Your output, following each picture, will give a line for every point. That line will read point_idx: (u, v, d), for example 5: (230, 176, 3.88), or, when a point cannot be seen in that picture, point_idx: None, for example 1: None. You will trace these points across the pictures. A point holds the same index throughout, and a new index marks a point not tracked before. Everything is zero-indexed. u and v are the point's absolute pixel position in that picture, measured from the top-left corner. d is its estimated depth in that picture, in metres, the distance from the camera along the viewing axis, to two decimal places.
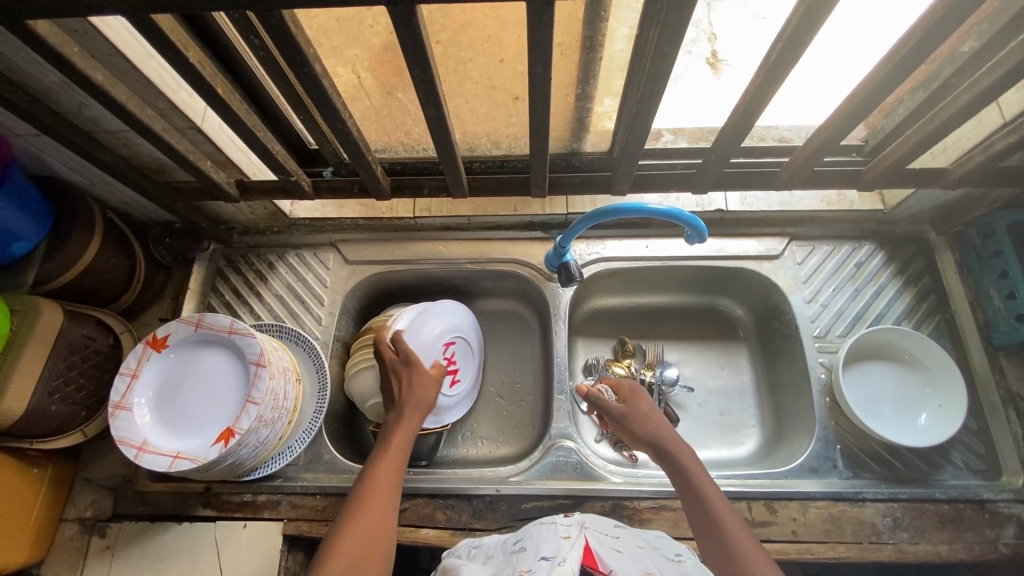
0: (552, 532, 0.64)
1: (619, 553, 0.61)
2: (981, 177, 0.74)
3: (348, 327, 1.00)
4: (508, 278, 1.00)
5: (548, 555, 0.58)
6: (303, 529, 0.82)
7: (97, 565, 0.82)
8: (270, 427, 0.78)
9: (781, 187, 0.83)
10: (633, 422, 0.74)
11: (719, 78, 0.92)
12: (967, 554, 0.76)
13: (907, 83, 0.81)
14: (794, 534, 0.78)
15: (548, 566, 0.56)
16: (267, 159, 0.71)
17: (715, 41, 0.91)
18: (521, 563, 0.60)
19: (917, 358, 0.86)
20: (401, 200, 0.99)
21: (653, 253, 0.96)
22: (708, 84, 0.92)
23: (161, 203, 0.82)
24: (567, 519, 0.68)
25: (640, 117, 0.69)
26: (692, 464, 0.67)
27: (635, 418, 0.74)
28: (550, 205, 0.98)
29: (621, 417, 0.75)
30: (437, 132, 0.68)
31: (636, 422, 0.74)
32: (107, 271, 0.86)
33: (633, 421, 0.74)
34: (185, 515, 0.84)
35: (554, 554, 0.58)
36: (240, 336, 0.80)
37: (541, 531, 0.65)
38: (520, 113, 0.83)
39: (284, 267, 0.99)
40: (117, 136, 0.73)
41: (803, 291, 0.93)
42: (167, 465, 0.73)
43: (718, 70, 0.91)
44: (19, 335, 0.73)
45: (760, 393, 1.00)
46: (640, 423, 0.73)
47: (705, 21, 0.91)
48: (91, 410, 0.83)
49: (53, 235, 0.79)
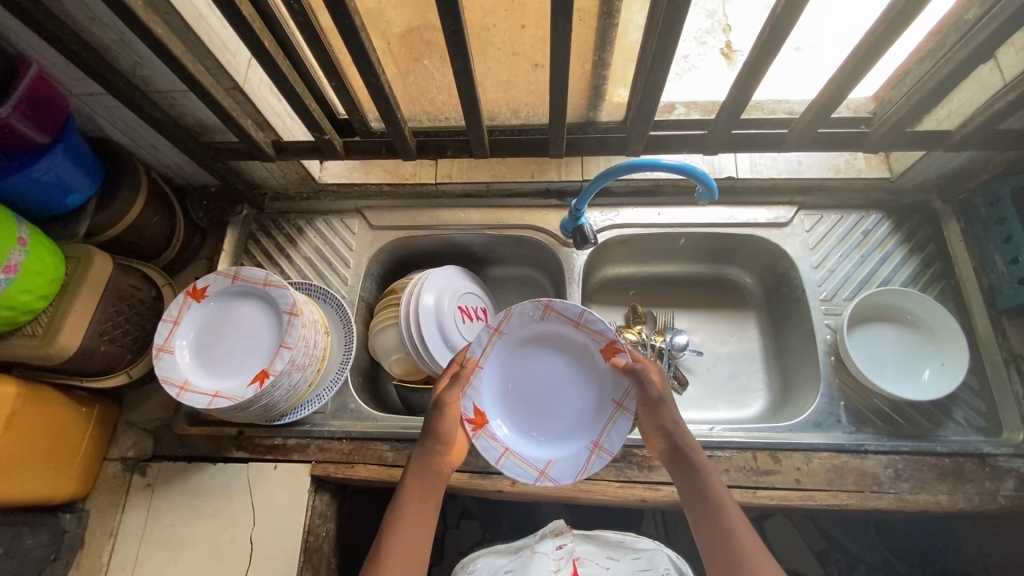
0: (542, 566, 0.82)
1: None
2: (982, 138, 0.78)
3: (371, 289, 1.05)
4: (524, 244, 1.04)
5: None
6: (330, 470, 0.87)
7: (138, 500, 0.88)
8: (301, 372, 0.83)
9: (787, 149, 0.86)
10: (666, 412, 0.72)
11: (733, 67, 0.99)
12: (967, 504, 0.79)
13: (914, 54, 0.85)
14: (797, 482, 0.81)
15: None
16: (302, 113, 0.78)
17: (729, 34, 1.01)
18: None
19: (920, 320, 0.90)
20: (424, 166, 1.05)
21: (665, 220, 1.00)
22: (722, 73, 0.99)
23: (202, 162, 0.88)
24: (558, 550, 0.84)
25: (654, 78, 0.73)
26: (706, 468, 0.69)
27: (668, 407, 0.72)
28: (566, 171, 1.03)
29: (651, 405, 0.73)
30: (463, 87, 0.73)
31: (669, 416, 0.72)
32: (151, 227, 0.92)
33: (666, 413, 0.72)
34: (219, 457, 0.89)
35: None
36: (275, 288, 0.85)
37: (533, 563, 0.82)
38: (539, 79, 0.87)
39: (312, 231, 1.04)
40: (166, 95, 0.79)
41: (811, 258, 0.96)
42: (206, 403, 0.78)
43: (730, 60, 0.99)
44: (74, 279, 0.79)
45: (768, 358, 1.03)
46: (670, 419, 0.72)
47: (719, 14, 1.01)
48: (135, 354, 0.89)
49: (103, 190, 0.85)
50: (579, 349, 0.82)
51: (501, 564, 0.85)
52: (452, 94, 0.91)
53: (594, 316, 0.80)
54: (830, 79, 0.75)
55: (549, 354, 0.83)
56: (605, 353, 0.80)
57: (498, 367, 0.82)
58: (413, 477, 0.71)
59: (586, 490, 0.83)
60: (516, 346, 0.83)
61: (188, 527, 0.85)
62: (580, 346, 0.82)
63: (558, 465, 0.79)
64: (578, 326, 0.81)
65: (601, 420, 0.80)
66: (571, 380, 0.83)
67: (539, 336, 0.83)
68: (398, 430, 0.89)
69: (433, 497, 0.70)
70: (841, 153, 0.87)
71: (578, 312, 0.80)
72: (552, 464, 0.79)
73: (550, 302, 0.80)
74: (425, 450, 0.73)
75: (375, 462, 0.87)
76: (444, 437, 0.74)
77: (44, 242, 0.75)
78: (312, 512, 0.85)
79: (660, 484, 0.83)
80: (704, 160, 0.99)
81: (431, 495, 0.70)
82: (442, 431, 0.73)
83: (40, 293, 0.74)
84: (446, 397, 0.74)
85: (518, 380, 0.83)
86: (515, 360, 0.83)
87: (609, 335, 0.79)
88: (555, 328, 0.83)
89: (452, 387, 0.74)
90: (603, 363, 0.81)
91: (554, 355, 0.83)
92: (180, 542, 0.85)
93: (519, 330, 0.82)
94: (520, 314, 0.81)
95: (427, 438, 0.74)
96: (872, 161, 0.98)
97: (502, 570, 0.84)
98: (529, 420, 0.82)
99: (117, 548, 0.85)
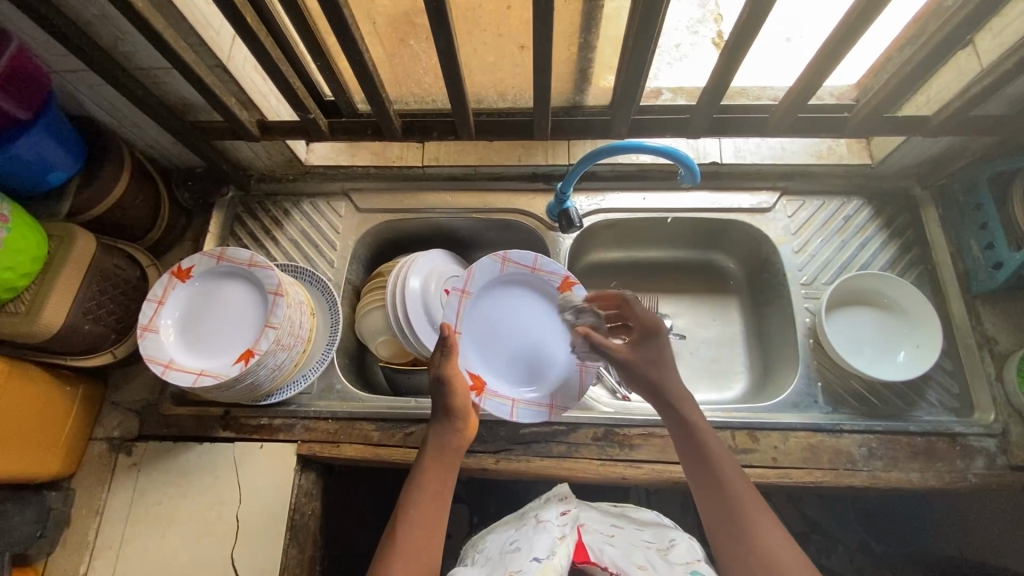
0: (547, 532, 0.66)
1: (611, 546, 0.66)
2: (958, 123, 0.80)
3: (358, 272, 1.05)
4: (511, 228, 1.05)
5: (539, 556, 0.62)
6: (316, 450, 0.87)
7: (125, 479, 0.88)
8: (287, 352, 0.84)
9: (769, 134, 0.87)
10: (658, 341, 0.80)
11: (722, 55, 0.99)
12: (938, 481, 0.81)
13: (895, 41, 0.86)
14: (774, 460, 0.83)
15: (538, 565, 0.60)
16: (286, 91, 0.78)
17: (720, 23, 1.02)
18: (513, 563, 0.63)
19: (897, 303, 0.92)
20: (410, 149, 1.04)
21: (650, 205, 1.01)
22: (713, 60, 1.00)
23: (186, 141, 0.87)
24: (562, 516, 0.70)
25: (636, 61, 0.74)
26: (708, 431, 0.71)
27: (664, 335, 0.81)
28: (553, 155, 1.03)
29: (646, 339, 0.81)
30: (447, 67, 0.73)
31: (660, 348, 0.80)
32: (135, 207, 0.92)
33: (658, 345, 0.80)
34: (205, 437, 0.89)
35: (545, 554, 0.62)
36: (260, 268, 0.85)
37: (537, 532, 0.67)
38: (525, 62, 0.87)
39: (298, 214, 1.04)
40: (149, 73, 0.78)
41: (793, 243, 0.97)
42: (192, 381, 0.79)
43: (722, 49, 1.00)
44: (57, 258, 0.79)
45: (750, 342, 1.05)
46: (660, 358, 0.78)
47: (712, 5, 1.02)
48: (120, 334, 0.89)
49: (86, 169, 0.85)
50: (540, 290, 0.92)
51: (502, 540, 0.70)
52: (438, 76, 0.90)
53: (546, 259, 0.90)
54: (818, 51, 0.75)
55: (515, 303, 0.91)
56: (562, 289, 0.90)
57: (475, 329, 0.87)
58: (431, 457, 0.72)
59: (567, 469, 0.84)
60: (484, 306, 0.89)
61: (175, 505, 0.86)
62: (540, 287, 0.91)
63: (563, 395, 0.87)
64: (534, 270, 0.90)
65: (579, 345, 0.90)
66: (541, 321, 0.91)
67: (497, 288, 0.90)
68: (384, 410, 0.90)
69: (449, 472, 0.72)
70: (822, 138, 0.88)
71: (532, 258, 0.89)
72: (557, 397, 0.87)
73: (506, 253, 0.88)
74: (443, 428, 0.74)
75: (361, 442, 0.88)
76: (459, 413, 0.74)
77: (27, 220, 0.75)
78: (298, 491, 0.86)
79: (641, 462, 0.84)
80: (689, 144, 1.00)
81: (448, 472, 0.71)
82: (455, 406, 0.74)
83: (23, 271, 0.74)
84: (448, 373, 0.74)
85: (494, 336, 0.88)
86: (486, 319, 0.88)
87: (563, 273, 0.90)
88: (513, 278, 0.90)
89: (449, 361, 0.74)
90: (564, 299, 0.91)
91: (519, 302, 0.91)
92: (167, 520, 0.85)
93: (482, 289, 0.88)
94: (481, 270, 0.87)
95: (441, 417, 0.74)
96: (854, 147, 0.99)
97: (504, 544, 0.69)
98: (520, 367, 0.88)
99: (103, 526, 0.86)
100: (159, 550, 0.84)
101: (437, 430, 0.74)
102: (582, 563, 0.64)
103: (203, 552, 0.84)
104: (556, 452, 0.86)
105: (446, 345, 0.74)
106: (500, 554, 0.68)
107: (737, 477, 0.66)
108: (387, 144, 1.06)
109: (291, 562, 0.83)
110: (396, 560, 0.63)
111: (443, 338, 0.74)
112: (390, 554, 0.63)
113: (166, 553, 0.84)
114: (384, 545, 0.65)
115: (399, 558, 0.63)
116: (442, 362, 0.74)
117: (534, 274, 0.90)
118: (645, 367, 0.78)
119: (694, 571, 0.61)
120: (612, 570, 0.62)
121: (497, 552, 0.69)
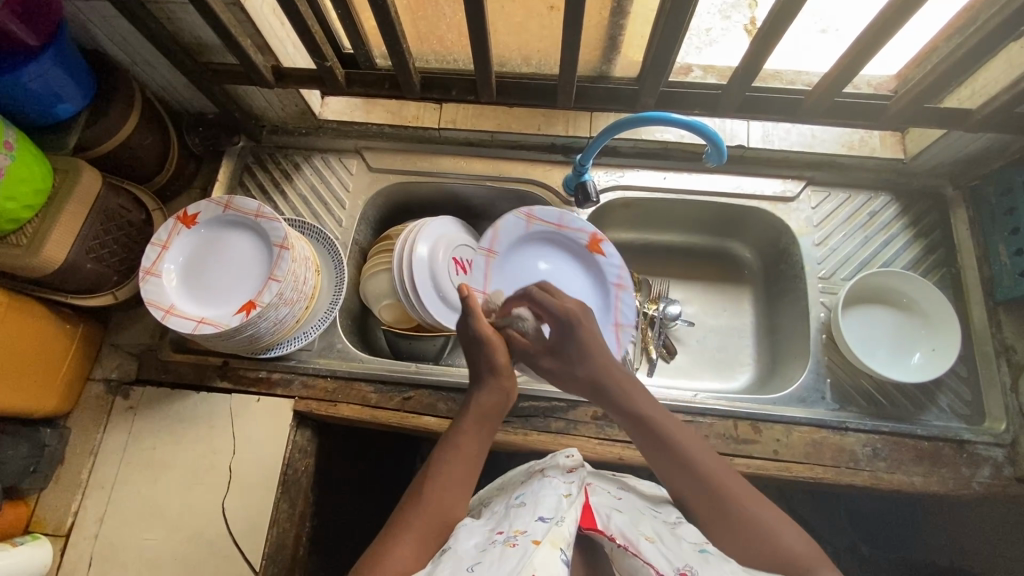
0: (553, 489, 0.65)
1: (618, 513, 0.64)
2: (1000, 121, 0.77)
3: (366, 233, 1.03)
4: (525, 199, 1.02)
5: (546, 515, 0.60)
6: (312, 408, 0.87)
7: (120, 421, 0.88)
8: (289, 307, 0.82)
9: (802, 118, 0.84)
10: (580, 326, 0.75)
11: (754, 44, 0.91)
12: (940, 487, 0.80)
13: (944, 30, 0.81)
14: (775, 453, 0.82)
15: (546, 528, 0.58)
16: (303, 35, 0.75)
17: (755, 8, 0.90)
18: (518, 521, 0.61)
19: (916, 304, 0.89)
20: (427, 109, 1.01)
21: (670, 185, 0.97)
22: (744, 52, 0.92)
23: (198, 83, 0.85)
24: (569, 475, 0.69)
25: (670, 29, 0.70)
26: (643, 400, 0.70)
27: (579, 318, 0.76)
28: (573, 127, 0.99)
29: (561, 338, 0.75)
30: (474, 20, 0.70)
31: (581, 335, 0.75)
32: (144, 148, 0.90)
33: (578, 339, 0.75)
34: (203, 385, 0.88)
35: (553, 516, 0.60)
36: (267, 220, 0.83)
37: (542, 489, 0.66)
38: (553, 24, 0.84)
39: (309, 169, 1.02)
40: (164, 7, 0.76)
41: (813, 235, 0.94)
42: (191, 328, 0.77)
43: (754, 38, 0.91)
44: (61, 192, 0.77)
45: (760, 334, 1.02)
46: (579, 352, 0.75)
47: None
48: (122, 276, 0.88)
49: (95, 104, 0.82)
50: (565, 248, 0.96)
51: (509, 494, 0.69)
52: (461, 33, 0.87)
53: (573, 216, 0.94)
54: (851, 44, 0.73)
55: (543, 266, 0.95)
56: (590, 247, 0.94)
57: (504, 286, 0.92)
58: (470, 414, 0.71)
59: (564, 445, 0.83)
60: (514, 268, 0.94)
61: (168, 451, 0.86)
62: (568, 245, 0.95)
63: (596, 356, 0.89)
64: (560, 227, 0.94)
65: (612, 303, 0.94)
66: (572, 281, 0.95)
67: (524, 244, 0.94)
68: (383, 372, 0.89)
69: (488, 435, 0.71)
70: (857, 127, 0.85)
71: (557, 215, 0.93)
72: None
73: (532, 211, 0.93)
74: (489, 387, 0.73)
75: (358, 402, 0.87)
76: (499, 370, 0.73)
77: (32, 149, 0.74)
78: (292, 446, 0.86)
79: None
80: (716, 125, 0.97)
81: (485, 437, 0.70)
82: (496, 362, 0.73)
83: (26, 203, 0.73)
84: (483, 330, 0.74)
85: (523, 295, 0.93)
86: (515, 276, 0.94)
87: (590, 230, 0.94)
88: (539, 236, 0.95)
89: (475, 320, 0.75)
90: (593, 258, 0.94)
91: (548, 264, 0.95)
92: (160, 465, 0.85)
93: (511, 247, 0.94)
94: (506, 225, 0.92)
95: (488, 376, 0.73)
96: (887, 140, 0.95)
97: (512, 498, 0.68)
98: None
99: (97, 466, 0.86)
100: (152, 494, 0.84)
101: (480, 390, 0.73)
102: (590, 529, 0.61)
103: (194, 498, 0.84)
104: (554, 427, 0.85)
105: (469, 306, 0.75)
106: (506, 506, 0.67)
107: (716, 469, 0.65)
108: (403, 103, 1.02)
109: (282, 515, 0.83)
110: (412, 519, 0.63)
111: (466, 303, 0.74)
112: (412, 508, 0.64)
113: (158, 497, 0.84)
114: (407, 496, 0.66)
115: (421, 513, 0.63)
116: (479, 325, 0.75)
117: (559, 231, 0.94)
118: (571, 372, 0.75)
119: (703, 550, 0.59)
120: (619, 540, 0.60)
121: (503, 505, 0.68)
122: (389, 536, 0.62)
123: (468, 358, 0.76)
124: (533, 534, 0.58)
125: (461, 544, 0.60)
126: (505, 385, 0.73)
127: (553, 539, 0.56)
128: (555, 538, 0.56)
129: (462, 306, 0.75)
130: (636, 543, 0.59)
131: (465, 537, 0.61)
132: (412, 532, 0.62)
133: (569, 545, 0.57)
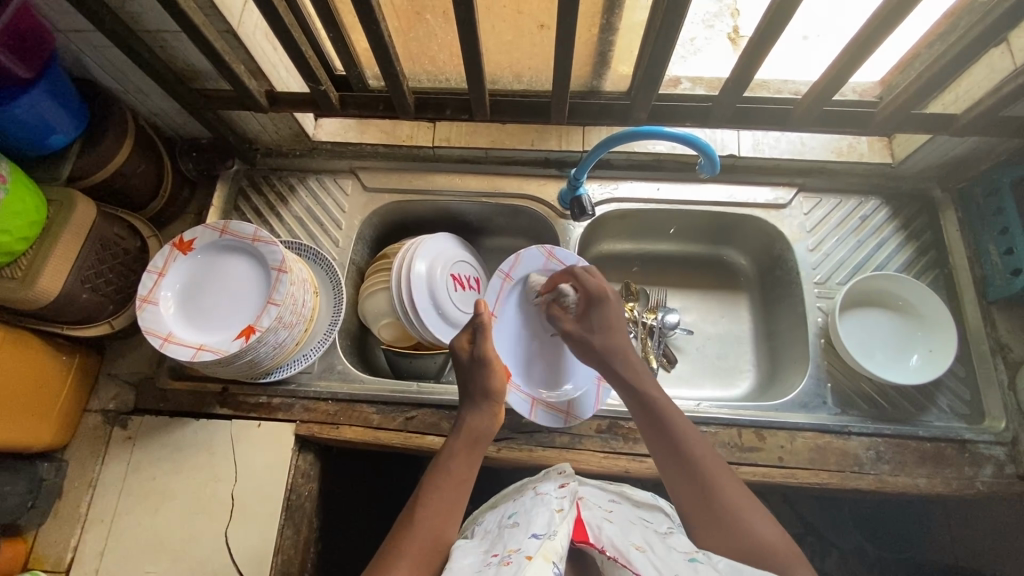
0: (546, 506, 0.65)
1: (609, 523, 0.64)
2: (985, 124, 0.78)
3: (363, 254, 1.03)
4: (521, 214, 1.03)
5: (539, 532, 0.60)
6: (314, 431, 0.86)
7: (119, 452, 0.86)
8: (288, 330, 0.82)
9: (792, 126, 0.85)
10: (607, 304, 0.79)
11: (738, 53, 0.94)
12: (945, 488, 0.80)
13: (924, 38, 0.83)
14: (780, 460, 0.82)
15: (538, 544, 0.58)
16: (296, 60, 0.76)
17: (736, 17, 0.94)
18: (512, 541, 0.61)
19: (911, 305, 0.90)
20: (421, 129, 1.02)
21: (664, 196, 0.98)
22: (727, 59, 0.94)
23: (191, 109, 0.85)
24: (561, 489, 0.70)
25: (659, 48, 0.71)
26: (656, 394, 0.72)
27: (610, 297, 0.80)
28: (566, 141, 1.01)
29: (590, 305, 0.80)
30: (466, 42, 0.71)
31: (609, 312, 0.79)
32: (137, 176, 0.89)
33: (602, 314, 0.79)
34: (202, 413, 0.88)
35: (546, 532, 0.60)
36: (264, 244, 0.83)
37: (535, 506, 0.67)
38: (544, 42, 0.85)
39: (303, 191, 1.01)
40: (156, 36, 0.76)
41: (807, 240, 0.95)
42: (191, 355, 0.76)
43: (736, 45, 0.94)
44: (56, 223, 0.77)
45: (758, 340, 1.03)
46: (601, 322, 0.79)
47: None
48: (118, 305, 0.87)
49: (89, 133, 0.82)
50: None
51: (503, 512, 0.70)
52: (454, 53, 0.88)
53: (589, 265, 0.91)
54: (840, 52, 0.74)
55: None
56: None
57: (509, 315, 0.90)
58: (459, 440, 0.72)
59: (570, 459, 0.83)
60: (530, 299, 0.91)
61: (168, 481, 0.84)
62: None
63: (579, 403, 0.86)
64: None
65: None
66: None
67: (538, 277, 0.92)
68: (385, 393, 0.88)
69: (477, 458, 0.71)
70: (846, 134, 0.86)
71: (576, 261, 0.91)
72: (574, 402, 0.86)
73: (553, 249, 0.90)
74: (479, 411, 0.74)
75: (361, 424, 0.87)
76: (492, 395, 0.74)
77: (25, 181, 0.73)
78: (294, 471, 0.85)
79: (645, 456, 0.83)
80: (708, 136, 0.98)
81: (476, 460, 0.71)
82: (492, 387, 0.74)
83: (20, 235, 0.72)
84: (483, 351, 0.75)
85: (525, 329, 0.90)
86: (521, 307, 0.91)
87: None
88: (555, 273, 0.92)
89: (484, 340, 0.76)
90: None
91: None
92: (160, 496, 0.84)
93: (525, 279, 0.91)
94: (530, 256, 0.90)
95: (478, 399, 0.74)
96: (875, 145, 0.97)
97: (506, 517, 0.68)
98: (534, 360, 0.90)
99: (96, 498, 0.84)
100: (152, 526, 0.83)
101: (471, 413, 0.74)
102: (581, 542, 0.62)
103: (196, 528, 0.82)
104: (559, 442, 0.85)
105: (478, 325, 0.77)
106: (500, 526, 0.67)
107: (688, 431, 0.69)
108: (397, 123, 1.02)
109: (286, 542, 0.82)
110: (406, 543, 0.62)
111: (477, 318, 0.76)
112: (405, 532, 0.63)
113: (159, 529, 0.82)
114: (400, 524, 0.65)
115: (414, 538, 0.63)
116: (476, 343, 0.77)
117: None
118: (590, 339, 0.78)
119: (693, 559, 0.57)
120: (611, 552, 0.59)
121: (497, 525, 0.68)
122: (382, 560, 0.62)
123: (464, 382, 0.76)
124: (526, 551, 0.57)
125: (456, 564, 0.60)
126: (493, 414, 0.74)
127: (546, 555, 0.56)
128: (547, 552, 0.56)
129: (472, 322, 0.77)
130: (626, 554, 0.59)
131: (461, 558, 0.61)
132: (407, 557, 0.61)
133: (561, 558, 0.57)
